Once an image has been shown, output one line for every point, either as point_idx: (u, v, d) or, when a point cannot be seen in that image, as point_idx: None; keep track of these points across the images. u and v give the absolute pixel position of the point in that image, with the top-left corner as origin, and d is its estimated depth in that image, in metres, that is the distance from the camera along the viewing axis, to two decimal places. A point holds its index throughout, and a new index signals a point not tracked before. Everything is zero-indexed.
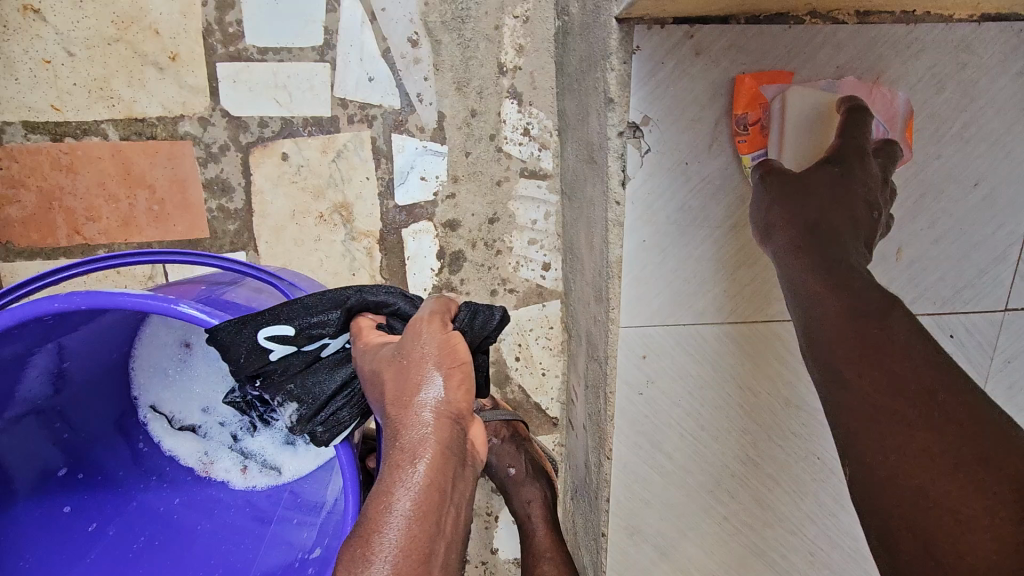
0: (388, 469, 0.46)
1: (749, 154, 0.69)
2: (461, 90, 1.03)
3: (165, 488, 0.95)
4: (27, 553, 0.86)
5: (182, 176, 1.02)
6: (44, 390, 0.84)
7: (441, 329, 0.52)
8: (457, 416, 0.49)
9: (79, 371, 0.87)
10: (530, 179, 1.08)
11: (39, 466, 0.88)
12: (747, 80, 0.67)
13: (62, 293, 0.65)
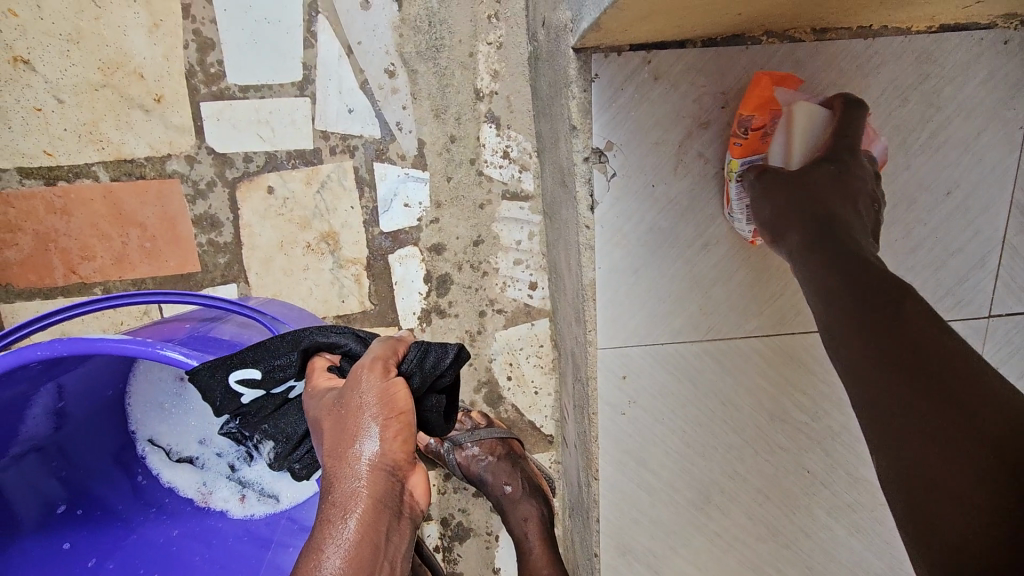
0: (322, 524, 0.51)
1: (740, 158, 0.68)
2: (439, 117, 1.05)
3: (164, 520, 0.97)
4: None
5: (172, 212, 1.04)
6: (42, 429, 0.86)
7: (380, 382, 0.58)
8: (390, 466, 0.54)
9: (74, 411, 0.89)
10: (512, 201, 1.09)
11: (39, 503, 0.90)
12: (764, 81, 0.66)
13: (48, 341, 0.67)
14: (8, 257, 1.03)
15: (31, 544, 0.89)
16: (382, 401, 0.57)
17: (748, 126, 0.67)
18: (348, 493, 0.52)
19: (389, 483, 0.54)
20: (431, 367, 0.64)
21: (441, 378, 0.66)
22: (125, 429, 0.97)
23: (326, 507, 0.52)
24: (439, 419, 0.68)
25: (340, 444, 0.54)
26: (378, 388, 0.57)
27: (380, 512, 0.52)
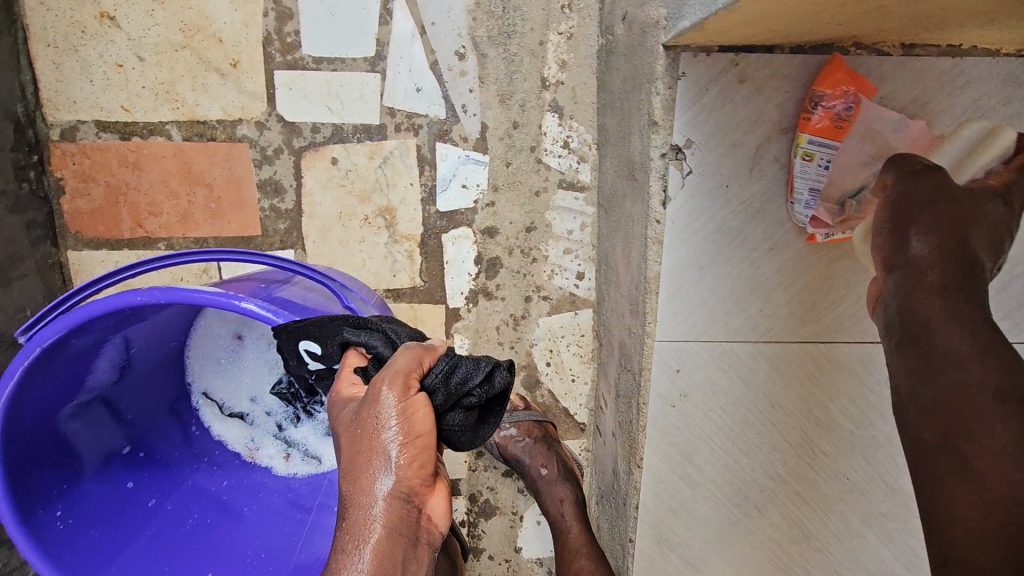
0: (340, 552, 0.55)
1: (809, 134, 0.69)
2: (504, 102, 1.07)
3: (215, 470, 1.00)
4: (95, 525, 0.86)
5: (239, 176, 1.07)
6: (115, 372, 0.89)
7: (393, 410, 0.58)
8: (404, 496, 0.57)
9: (146, 357, 0.92)
10: (568, 191, 1.10)
11: (107, 441, 0.91)
12: (840, 64, 0.68)
13: (146, 288, 0.70)
14: (80, 207, 1.07)
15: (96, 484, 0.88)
16: (395, 433, 0.58)
17: (822, 102, 0.68)
18: (361, 526, 0.56)
19: (402, 514, 0.57)
20: (457, 383, 0.64)
21: (468, 396, 0.65)
22: (181, 379, 1.00)
23: (343, 536, 0.56)
24: (464, 436, 0.66)
25: (355, 475, 0.58)
26: (391, 417, 0.58)
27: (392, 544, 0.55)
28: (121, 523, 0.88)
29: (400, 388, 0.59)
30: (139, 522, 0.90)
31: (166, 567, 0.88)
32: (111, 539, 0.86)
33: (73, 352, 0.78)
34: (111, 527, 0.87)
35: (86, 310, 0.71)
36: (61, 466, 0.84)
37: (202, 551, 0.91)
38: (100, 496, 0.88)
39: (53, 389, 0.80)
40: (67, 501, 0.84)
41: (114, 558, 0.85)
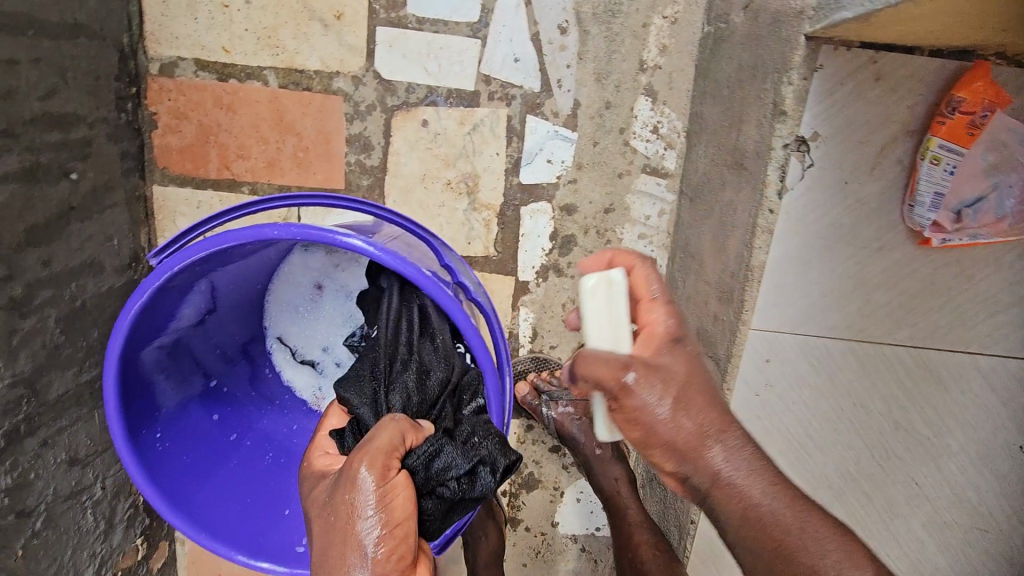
0: None
1: (939, 138, 0.69)
2: (600, 81, 1.07)
3: (286, 414, 1.01)
4: (187, 451, 0.87)
5: (329, 128, 1.08)
6: (211, 306, 0.89)
7: (362, 506, 0.63)
8: None
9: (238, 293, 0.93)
10: (651, 176, 1.10)
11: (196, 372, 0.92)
12: (983, 71, 0.67)
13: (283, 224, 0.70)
14: (170, 143, 1.08)
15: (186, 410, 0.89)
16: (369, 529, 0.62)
17: (958, 108, 0.68)
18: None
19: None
20: (437, 470, 0.71)
21: (443, 486, 0.72)
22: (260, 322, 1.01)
23: None
24: (434, 522, 0.74)
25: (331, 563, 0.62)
26: (366, 508, 0.63)
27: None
28: (208, 452, 0.89)
29: (375, 472, 0.64)
30: (221, 454, 0.91)
31: (250, 499, 0.88)
32: (199, 467, 0.87)
33: (189, 279, 0.79)
34: (198, 456, 0.88)
35: (223, 239, 0.71)
36: (159, 390, 0.84)
37: (283, 485, 0.91)
38: (188, 424, 0.89)
39: (166, 314, 0.81)
40: (163, 426, 0.85)
41: (203, 486, 0.86)
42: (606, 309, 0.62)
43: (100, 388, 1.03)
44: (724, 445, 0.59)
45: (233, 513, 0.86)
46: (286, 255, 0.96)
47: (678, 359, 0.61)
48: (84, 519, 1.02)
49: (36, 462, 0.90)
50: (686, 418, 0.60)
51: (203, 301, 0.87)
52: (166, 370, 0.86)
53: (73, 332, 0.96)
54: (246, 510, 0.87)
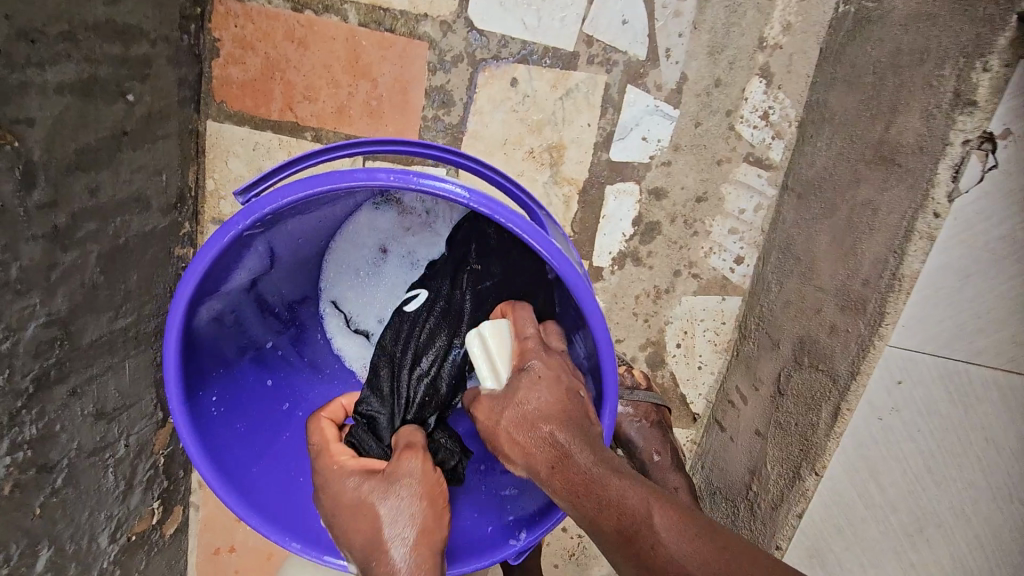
0: None
1: None
2: (713, 56, 0.97)
3: (335, 386, 0.93)
4: (241, 419, 0.78)
5: (407, 76, 0.98)
6: (276, 259, 0.79)
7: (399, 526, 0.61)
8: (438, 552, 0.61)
9: (302, 243, 0.82)
10: (752, 166, 1.01)
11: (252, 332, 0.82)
12: None
13: (398, 170, 0.59)
14: (231, 75, 0.98)
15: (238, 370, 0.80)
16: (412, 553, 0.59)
17: None
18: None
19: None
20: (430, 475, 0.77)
21: None
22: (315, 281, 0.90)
23: None
24: None
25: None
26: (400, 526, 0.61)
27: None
28: (260, 422, 0.80)
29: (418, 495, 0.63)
30: (272, 426, 0.82)
31: (301, 479, 0.80)
32: (252, 439, 0.78)
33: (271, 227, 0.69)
34: (249, 426, 0.79)
35: (329, 181, 0.61)
36: (212, 347, 0.74)
37: None
38: (241, 387, 0.79)
39: (237, 262, 0.71)
40: (218, 388, 0.76)
41: (253, 459, 0.77)
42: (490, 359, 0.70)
43: (134, 337, 0.94)
44: (554, 444, 0.61)
45: (284, 493, 0.77)
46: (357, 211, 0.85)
47: (546, 376, 0.65)
48: (105, 478, 0.93)
49: (63, 414, 0.81)
50: (563, 430, 0.61)
51: (272, 252, 0.77)
52: (225, 324, 0.76)
53: (114, 273, 0.86)
54: (297, 491, 0.78)
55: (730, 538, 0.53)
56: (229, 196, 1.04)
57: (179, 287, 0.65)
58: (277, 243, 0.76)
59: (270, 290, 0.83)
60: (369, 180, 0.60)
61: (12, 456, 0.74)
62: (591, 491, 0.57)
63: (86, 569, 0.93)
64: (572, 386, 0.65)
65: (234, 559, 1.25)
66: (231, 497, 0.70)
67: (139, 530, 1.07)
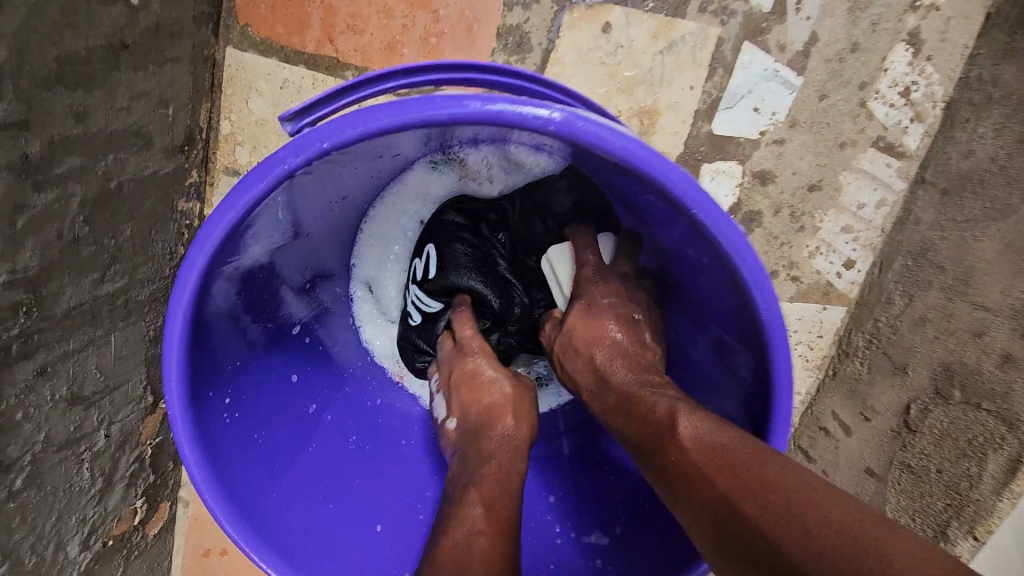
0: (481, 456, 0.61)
1: None
2: (852, 13, 0.79)
3: (369, 382, 0.76)
4: (260, 427, 0.61)
5: (477, 10, 0.80)
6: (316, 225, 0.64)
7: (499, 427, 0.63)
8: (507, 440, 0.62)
9: (351, 201, 0.67)
10: (881, 153, 0.84)
11: (279, 313, 0.65)
12: None
13: (534, 103, 0.46)
14: None
15: (264, 364, 0.63)
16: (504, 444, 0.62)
17: None
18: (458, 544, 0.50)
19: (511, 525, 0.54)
20: None
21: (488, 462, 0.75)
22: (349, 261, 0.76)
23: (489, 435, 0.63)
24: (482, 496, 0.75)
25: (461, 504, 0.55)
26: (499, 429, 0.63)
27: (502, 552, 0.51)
28: (283, 430, 0.63)
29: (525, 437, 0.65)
30: (298, 437, 0.65)
31: (330, 507, 0.63)
32: (273, 453, 0.62)
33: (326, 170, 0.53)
34: (270, 437, 0.62)
35: (425, 106, 0.46)
36: (231, 330, 0.58)
37: (372, 486, 0.67)
38: (267, 386, 0.63)
39: (275, 222, 0.55)
40: (235, 385, 0.59)
41: (273, 482, 0.60)
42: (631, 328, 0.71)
43: (122, 306, 0.76)
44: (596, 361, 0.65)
45: (310, 527, 0.61)
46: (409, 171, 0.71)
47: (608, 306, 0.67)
48: (78, 476, 0.76)
49: (26, 399, 0.64)
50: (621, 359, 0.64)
51: (313, 213, 0.61)
52: (251, 302, 0.60)
53: (103, 225, 0.69)
54: (327, 523, 0.62)
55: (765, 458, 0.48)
56: (247, 142, 0.86)
57: (195, 245, 0.49)
58: (321, 203, 0.60)
59: (300, 261, 0.65)
60: (479, 107, 0.46)
61: None
62: (635, 407, 0.59)
63: None
64: (626, 311, 0.66)
65: (225, 565, 1.08)
66: (241, 534, 0.55)
67: (117, 534, 0.90)
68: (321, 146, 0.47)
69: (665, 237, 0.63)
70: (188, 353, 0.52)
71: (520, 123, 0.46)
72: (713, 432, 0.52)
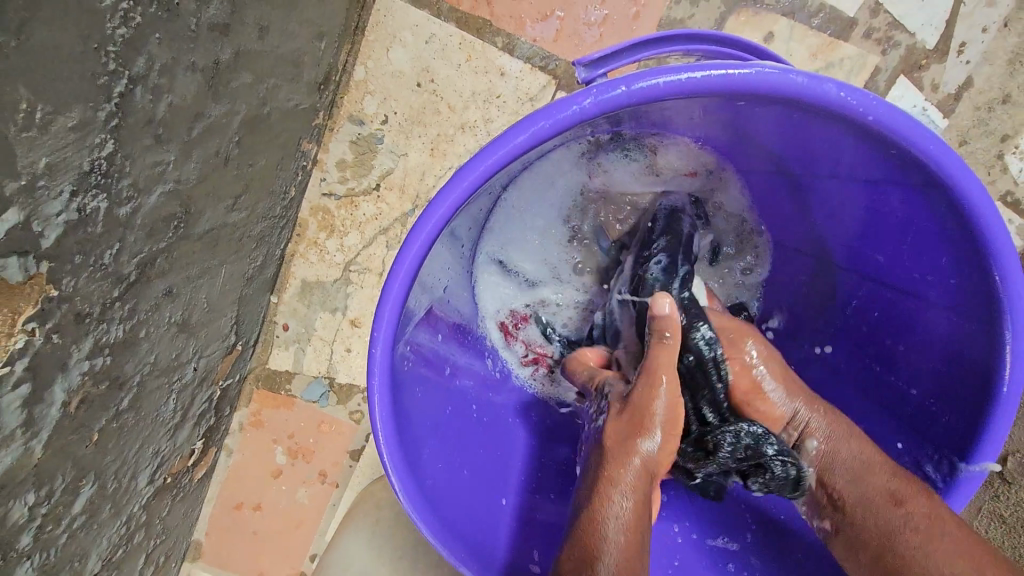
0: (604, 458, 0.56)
1: None
2: (1012, 65, 0.77)
3: (485, 354, 0.71)
4: (415, 390, 0.60)
5: (643, 3, 0.79)
6: (504, 185, 0.63)
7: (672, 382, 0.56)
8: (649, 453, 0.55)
9: (527, 176, 0.64)
10: (1006, 208, 0.80)
11: (436, 271, 0.61)
12: None
13: (832, 80, 0.43)
14: None
15: (421, 327, 0.62)
16: (677, 401, 0.56)
17: None
18: (608, 491, 0.53)
19: (654, 490, 0.57)
20: None
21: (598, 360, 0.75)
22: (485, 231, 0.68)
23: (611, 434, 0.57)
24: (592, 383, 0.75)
25: (625, 441, 0.55)
26: (666, 384, 0.56)
27: (644, 515, 0.53)
28: (430, 395, 0.62)
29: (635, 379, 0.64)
30: (435, 401, 0.63)
31: (460, 476, 0.62)
32: (419, 415, 0.60)
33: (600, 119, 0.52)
34: (416, 398, 0.60)
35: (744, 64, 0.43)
36: (414, 287, 0.56)
37: (494, 453, 0.66)
38: (421, 354, 0.62)
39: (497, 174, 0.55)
40: (402, 345, 0.58)
41: (423, 438, 0.60)
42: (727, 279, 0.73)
43: (239, 239, 0.73)
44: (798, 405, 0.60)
45: (453, 493, 0.61)
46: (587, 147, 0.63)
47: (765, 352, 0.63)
48: (164, 406, 0.73)
49: (152, 316, 0.61)
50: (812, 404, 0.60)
51: (506, 175, 0.60)
52: (439, 254, 0.60)
53: (248, 149, 0.66)
54: (461, 497, 0.61)
55: (878, 472, 0.55)
56: (378, 93, 0.83)
57: (437, 199, 0.50)
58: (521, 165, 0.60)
59: (468, 222, 0.63)
60: (813, 84, 0.43)
61: (91, 362, 0.53)
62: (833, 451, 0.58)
63: (116, 513, 0.73)
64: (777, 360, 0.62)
65: (259, 520, 0.96)
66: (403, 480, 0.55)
67: (176, 472, 0.85)
68: (621, 91, 0.44)
69: (840, 247, 0.60)
70: (404, 298, 0.53)
71: (834, 105, 0.43)
72: (845, 451, 0.57)
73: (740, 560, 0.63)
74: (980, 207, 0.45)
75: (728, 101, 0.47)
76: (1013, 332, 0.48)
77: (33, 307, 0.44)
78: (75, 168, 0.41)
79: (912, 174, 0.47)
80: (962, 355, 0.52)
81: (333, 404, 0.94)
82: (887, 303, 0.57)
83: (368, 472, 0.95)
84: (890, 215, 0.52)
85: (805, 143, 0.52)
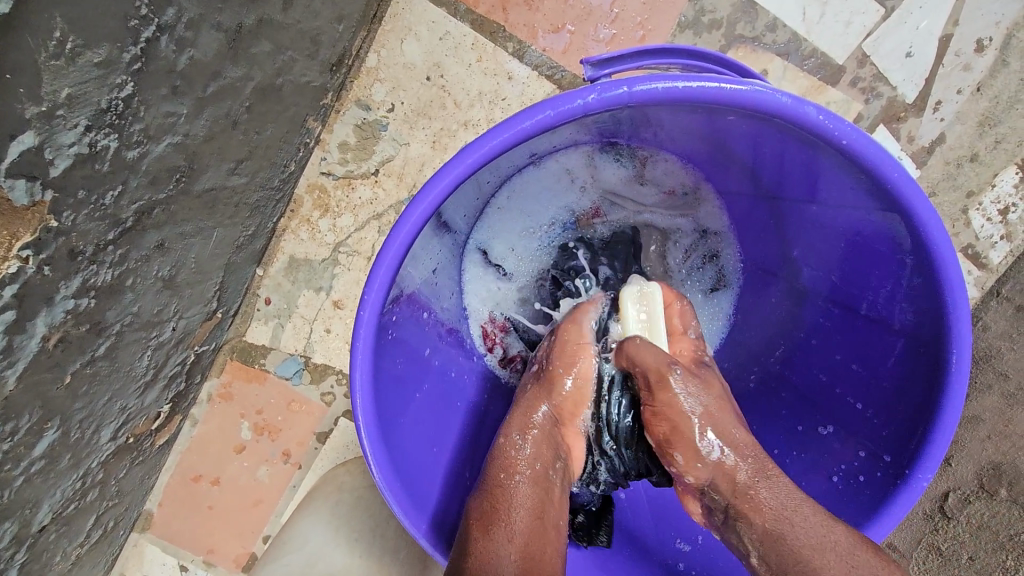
0: (505, 431, 0.63)
1: None
2: (981, 127, 0.83)
3: (464, 346, 0.73)
4: (395, 364, 0.62)
5: (649, 27, 0.83)
6: (503, 175, 0.65)
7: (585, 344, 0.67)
8: (556, 419, 0.64)
9: (525, 169, 0.67)
10: (966, 260, 0.85)
11: (430, 250, 0.63)
12: None
13: (814, 104, 0.46)
14: None
15: (409, 302, 0.63)
16: (588, 365, 0.66)
17: None
18: (508, 457, 0.61)
19: (570, 438, 0.65)
20: None
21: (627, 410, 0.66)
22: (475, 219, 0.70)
23: (512, 414, 0.64)
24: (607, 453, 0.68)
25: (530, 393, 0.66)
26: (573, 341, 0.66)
27: (548, 457, 0.62)
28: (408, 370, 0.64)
29: (530, 432, 0.62)
30: (413, 380, 0.65)
31: (424, 454, 0.64)
32: (396, 388, 0.61)
33: (601, 117, 0.55)
34: (395, 375, 0.62)
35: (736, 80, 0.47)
36: (408, 258, 0.58)
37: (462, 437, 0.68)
38: (404, 330, 0.63)
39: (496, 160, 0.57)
40: (389, 314, 0.59)
41: (398, 413, 0.61)
42: (708, 313, 0.75)
43: (234, 205, 0.73)
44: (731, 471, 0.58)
45: (420, 465, 0.63)
46: (581, 145, 0.66)
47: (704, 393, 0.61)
48: (139, 361, 0.72)
49: (141, 267, 0.61)
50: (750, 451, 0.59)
51: (507, 164, 0.62)
52: (434, 233, 0.62)
53: (257, 115, 0.67)
54: (423, 475, 0.62)
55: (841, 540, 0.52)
56: (387, 82, 0.85)
57: (440, 173, 0.51)
58: (522, 158, 0.63)
59: (465, 206, 0.65)
60: (793, 107, 0.47)
61: (76, 301, 0.54)
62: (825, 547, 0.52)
63: (75, 465, 0.70)
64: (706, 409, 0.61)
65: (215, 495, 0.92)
66: (376, 450, 0.56)
67: (139, 433, 0.82)
68: (623, 90, 0.47)
69: (807, 266, 0.64)
70: (398, 262, 0.54)
71: (814, 128, 0.47)
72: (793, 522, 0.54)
73: (689, 562, 0.67)
74: (934, 237, 0.49)
75: (716, 113, 0.51)
76: (958, 357, 0.52)
77: (31, 234, 0.45)
78: (93, 104, 0.43)
79: (879, 203, 0.51)
80: (909, 374, 0.56)
81: (306, 383, 0.91)
82: (844, 322, 0.62)
83: (331, 455, 0.92)
84: (854, 237, 0.57)
85: (786, 161, 0.56)
